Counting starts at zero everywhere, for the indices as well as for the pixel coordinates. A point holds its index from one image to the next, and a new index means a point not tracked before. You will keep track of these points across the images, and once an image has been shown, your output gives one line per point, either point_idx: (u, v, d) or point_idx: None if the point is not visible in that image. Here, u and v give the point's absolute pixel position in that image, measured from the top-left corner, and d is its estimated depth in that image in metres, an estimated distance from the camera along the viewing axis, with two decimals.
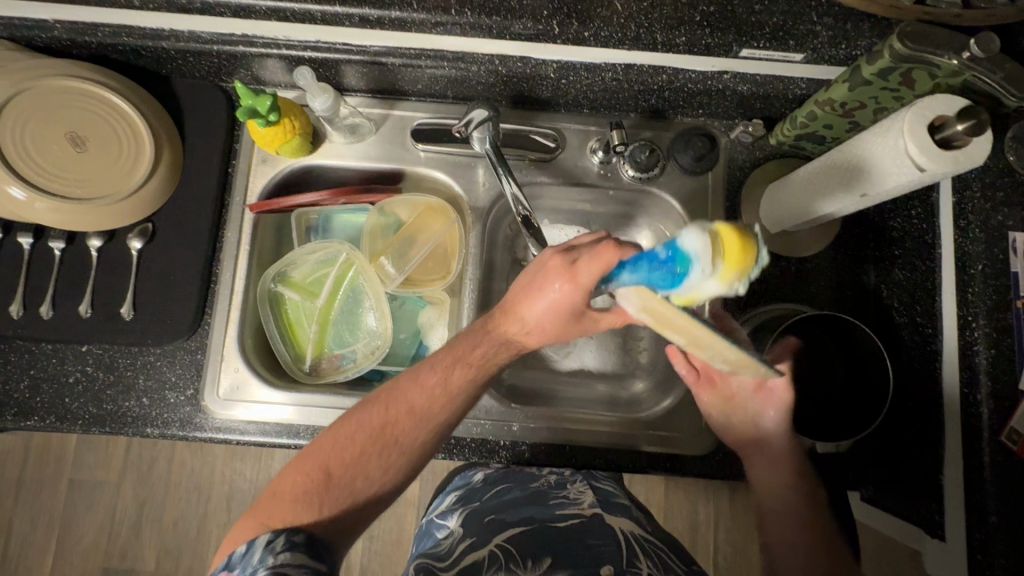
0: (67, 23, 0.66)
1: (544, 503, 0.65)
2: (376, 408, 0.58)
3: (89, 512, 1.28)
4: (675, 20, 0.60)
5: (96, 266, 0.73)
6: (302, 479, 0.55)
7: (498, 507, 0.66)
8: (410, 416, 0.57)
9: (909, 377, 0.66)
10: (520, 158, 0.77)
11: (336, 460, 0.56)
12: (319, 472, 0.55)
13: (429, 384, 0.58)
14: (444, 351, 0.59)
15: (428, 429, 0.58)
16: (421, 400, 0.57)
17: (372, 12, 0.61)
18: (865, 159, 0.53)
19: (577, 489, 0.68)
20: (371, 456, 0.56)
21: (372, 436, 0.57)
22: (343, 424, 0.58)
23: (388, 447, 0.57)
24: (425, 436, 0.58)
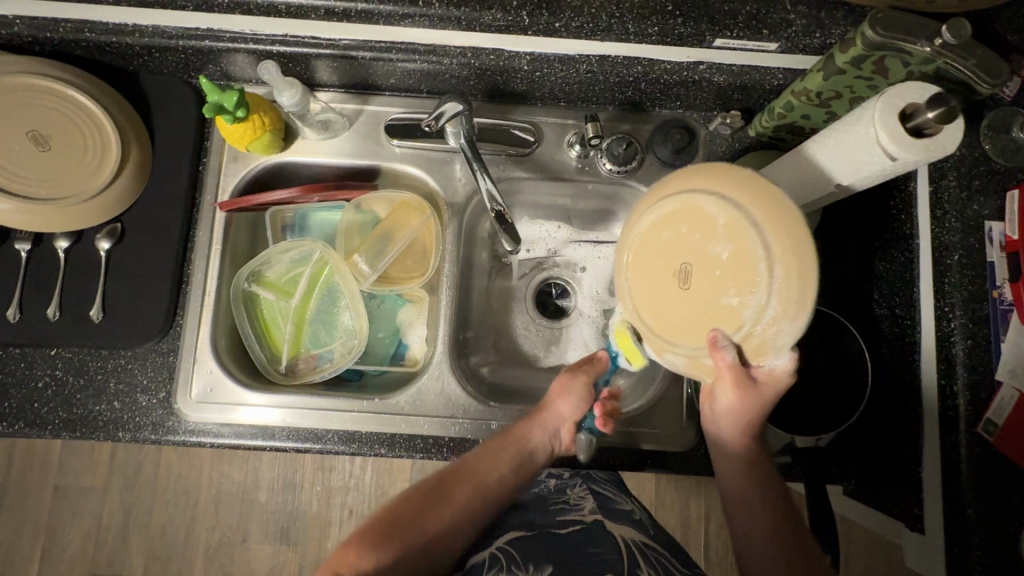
0: (28, 18, 0.64)
1: (544, 508, 0.68)
2: (449, 489, 0.60)
3: (75, 518, 1.27)
4: (647, 10, 0.60)
5: (64, 269, 0.72)
6: (371, 529, 0.58)
7: (501, 510, 0.68)
8: (474, 482, 0.61)
9: (888, 368, 0.65)
10: (498, 154, 0.76)
11: (405, 513, 0.59)
12: (390, 527, 0.58)
13: (485, 460, 0.62)
14: (505, 436, 0.63)
15: (491, 499, 0.61)
16: (480, 469, 0.62)
17: (337, 5, 0.60)
18: (839, 147, 0.52)
19: (578, 494, 0.69)
20: (440, 519, 0.59)
21: (435, 495, 0.60)
22: (418, 489, 0.61)
23: (454, 505, 0.60)
24: (487, 504, 0.61)
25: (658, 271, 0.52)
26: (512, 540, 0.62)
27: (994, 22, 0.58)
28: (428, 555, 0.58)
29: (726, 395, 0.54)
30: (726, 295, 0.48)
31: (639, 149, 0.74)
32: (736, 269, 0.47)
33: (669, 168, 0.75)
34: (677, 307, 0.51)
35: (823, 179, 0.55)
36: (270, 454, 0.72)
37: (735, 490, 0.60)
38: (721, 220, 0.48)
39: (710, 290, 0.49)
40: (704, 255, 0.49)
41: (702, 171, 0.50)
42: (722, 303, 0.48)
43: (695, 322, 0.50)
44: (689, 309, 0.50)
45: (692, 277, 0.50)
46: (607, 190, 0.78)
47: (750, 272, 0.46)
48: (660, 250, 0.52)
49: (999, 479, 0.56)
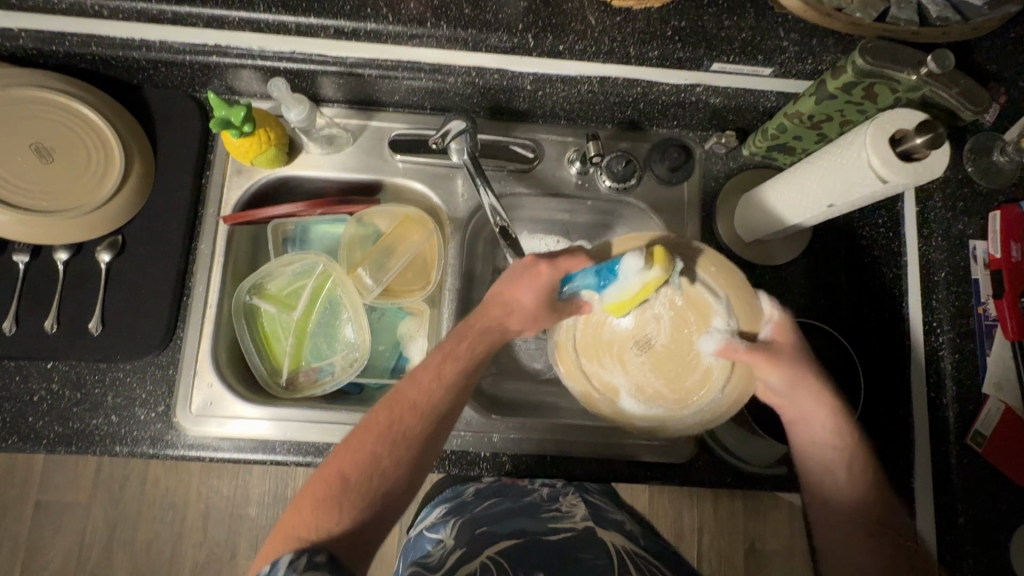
0: (34, 32, 0.65)
1: (537, 516, 0.67)
2: (381, 415, 0.55)
3: (58, 535, 1.23)
4: (647, 34, 0.61)
5: (62, 281, 0.71)
6: (318, 490, 0.51)
7: (491, 518, 0.67)
8: (410, 405, 0.55)
9: (879, 381, 0.68)
10: (499, 169, 0.78)
11: (354, 464, 0.52)
12: (347, 485, 0.51)
13: (427, 382, 0.57)
14: (432, 353, 0.59)
15: (436, 422, 0.55)
16: (419, 394, 0.56)
17: (346, 23, 0.60)
18: (830, 171, 0.54)
19: (570, 502, 0.72)
20: (390, 451, 0.53)
21: (382, 431, 0.54)
22: (355, 431, 0.55)
23: (400, 434, 0.54)
24: (429, 431, 0.55)
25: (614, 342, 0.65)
26: (504, 548, 0.61)
27: (974, 53, 0.61)
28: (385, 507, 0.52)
29: (773, 376, 0.59)
30: (701, 357, 0.63)
31: (637, 167, 0.76)
32: (697, 316, 0.62)
33: (666, 185, 0.77)
34: (637, 372, 0.64)
35: (816, 201, 0.58)
36: (270, 468, 0.72)
37: (805, 443, 0.60)
38: (715, 318, 0.62)
39: (678, 354, 0.63)
40: (668, 334, 0.64)
41: (729, 275, 0.62)
42: (699, 368, 0.63)
43: (676, 376, 0.63)
44: (667, 360, 0.64)
45: (656, 342, 0.64)
46: (606, 205, 0.80)
47: (708, 373, 0.62)
48: (601, 331, 0.65)
49: (989, 489, 0.58)
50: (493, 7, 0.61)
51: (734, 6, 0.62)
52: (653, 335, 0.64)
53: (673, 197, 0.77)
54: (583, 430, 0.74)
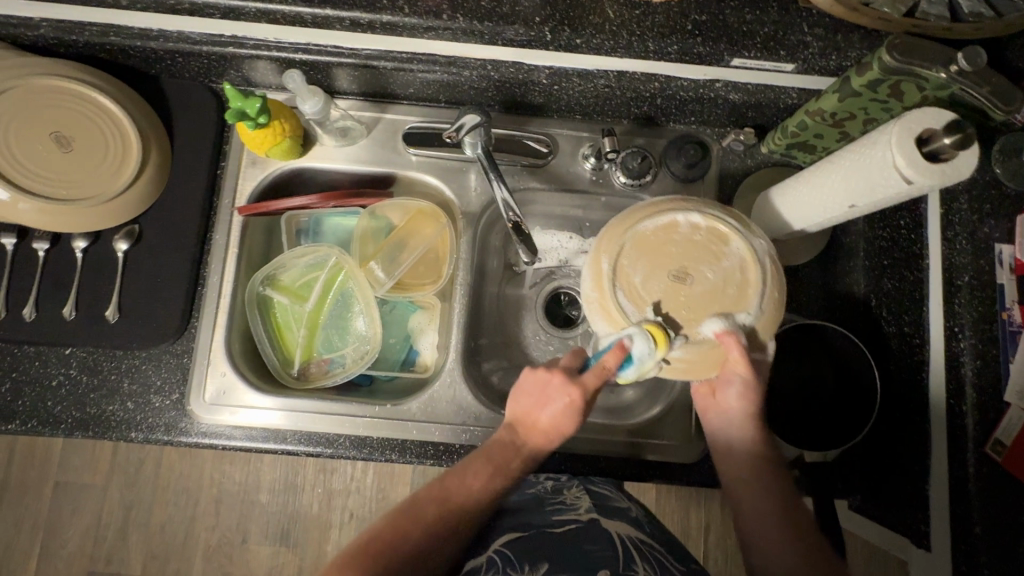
0: (54, 21, 0.65)
1: (541, 509, 0.66)
2: (429, 505, 0.57)
3: (75, 515, 1.26)
4: (666, 28, 0.60)
5: (80, 269, 0.72)
6: (343, 571, 0.52)
7: (496, 512, 0.67)
8: (456, 508, 0.57)
9: (897, 385, 0.67)
10: (512, 164, 0.77)
11: (406, 533, 0.55)
12: (399, 551, 0.54)
13: (478, 488, 0.58)
14: (483, 458, 0.58)
15: (470, 521, 0.57)
16: (463, 492, 0.57)
17: (362, 15, 0.60)
18: (854, 171, 0.53)
19: (574, 494, 0.68)
20: (444, 522, 0.56)
21: (432, 524, 0.56)
22: (394, 529, 0.56)
23: (433, 536, 0.56)
24: (464, 522, 0.57)
25: (660, 249, 0.55)
26: (508, 543, 0.61)
27: (1006, 50, 0.59)
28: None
29: (733, 387, 0.56)
30: (712, 322, 0.52)
31: (653, 163, 0.75)
32: (735, 296, 0.53)
33: (682, 182, 0.76)
34: (652, 283, 0.54)
35: (836, 202, 0.57)
36: (281, 457, 0.73)
37: (736, 459, 0.60)
38: (749, 307, 0.53)
39: (699, 307, 0.53)
40: (699, 272, 0.54)
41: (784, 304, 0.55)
42: (694, 321, 0.53)
43: (679, 319, 0.53)
44: (683, 300, 0.53)
45: (689, 285, 0.54)
46: (620, 202, 0.79)
47: (693, 327, 0.52)
48: (662, 238, 0.55)
49: (1009, 500, 0.57)
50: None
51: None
52: (693, 275, 0.54)
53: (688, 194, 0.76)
54: (592, 427, 0.74)
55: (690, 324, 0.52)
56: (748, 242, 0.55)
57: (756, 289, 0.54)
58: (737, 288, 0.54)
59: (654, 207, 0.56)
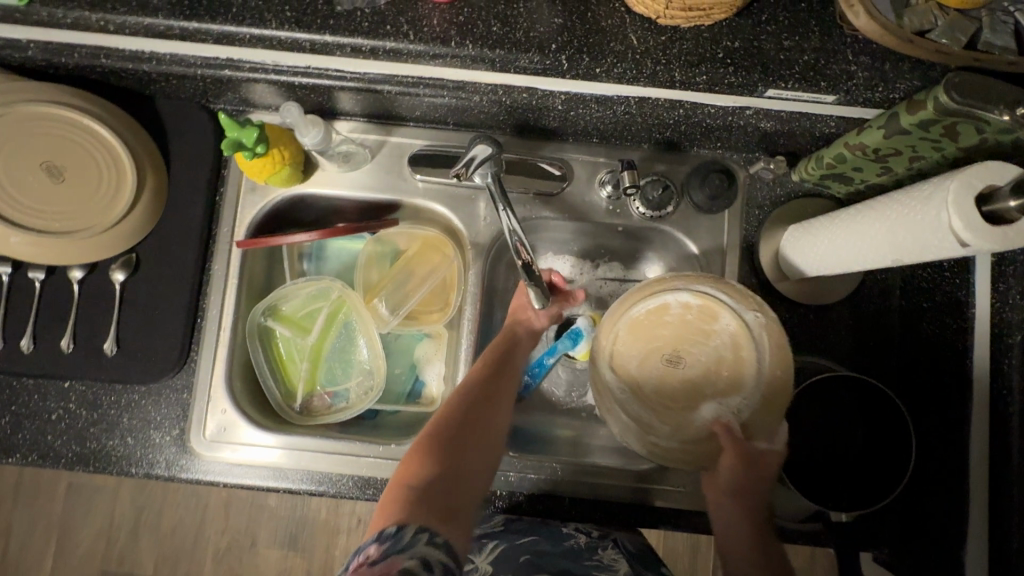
0: (42, 43, 0.61)
1: (580, 564, 0.63)
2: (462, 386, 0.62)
3: (87, 517, 1.27)
4: (696, 56, 0.55)
5: (77, 300, 0.70)
6: (415, 454, 0.56)
7: (532, 551, 0.64)
8: (479, 374, 0.63)
9: (933, 441, 0.62)
10: (524, 191, 0.73)
11: (456, 401, 0.60)
12: (453, 415, 0.59)
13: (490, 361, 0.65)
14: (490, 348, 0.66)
15: (499, 381, 0.63)
16: (485, 364, 0.64)
17: (364, 42, 0.55)
18: (902, 224, 0.48)
19: (611, 556, 0.66)
20: (480, 381, 0.62)
21: (464, 394, 0.61)
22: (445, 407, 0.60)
23: (474, 403, 0.60)
24: (496, 385, 0.63)
25: (651, 335, 0.58)
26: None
27: None
28: (477, 447, 0.58)
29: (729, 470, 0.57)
30: (706, 407, 0.57)
31: (675, 193, 0.70)
32: (730, 376, 0.57)
33: (707, 212, 0.71)
34: (645, 370, 0.58)
35: (881, 252, 0.51)
36: (283, 494, 0.71)
37: (729, 533, 0.60)
38: (743, 389, 0.56)
39: (693, 393, 0.57)
40: (693, 357, 0.58)
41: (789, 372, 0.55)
42: (691, 411, 0.57)
43: (673, 409, 0.58)
44: (675, 386, 0.58)
45: (683, 367, 0.58)
46: (638, 231, 0.75)
47: (688, 420, 0.58)
48: (653, 321, 0.58)
49: None
50: (525, 24, 0.55)
51: (797, 24, 0.55)
52: (685, 358, 0.58)
53: (712, 225, 0.72)
54: (604, 470, 0.71)
55: (684, 412, 0.57)
56: (737, 317, 0.56)
57: (754, 365, 0.56)
58: (732, 369, 0.57)
59: (640, 292, 0.59)
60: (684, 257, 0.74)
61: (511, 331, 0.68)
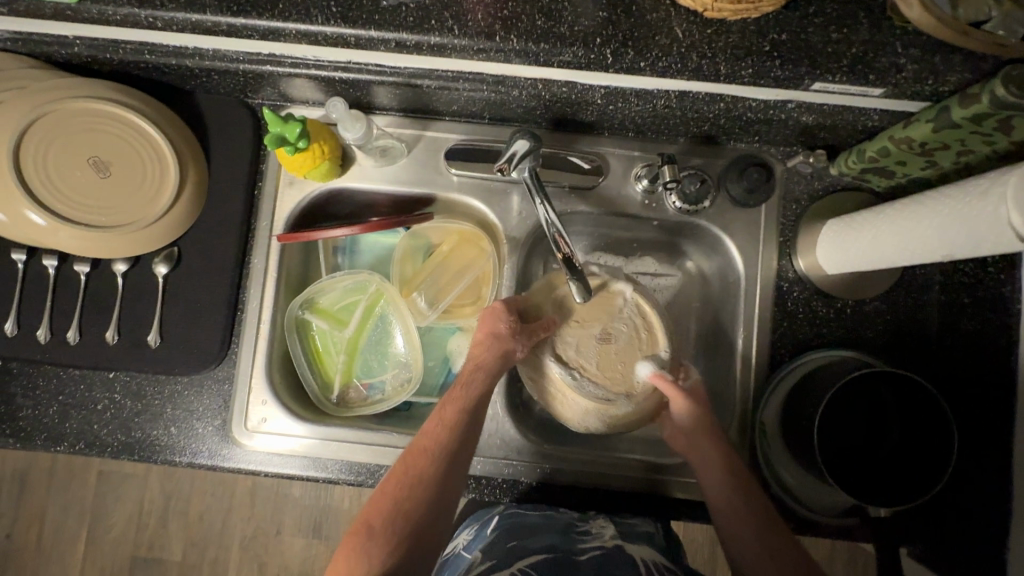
0: (88, 39, 0.62)
1: (566, 534, 0.64)
2: (415, 447, 0.60)
3: (118, 503, 1.30)
4: (742, 50, 0.54)
5: (121, 292, 0.71)
6: (361, 530, 0.55)
7: (522, 532, 0.64)
8: (429, 453, 0.59)
9: (972, 437, 0.62)
10: (559, 185, 0.73)
11: (400, 486, 0.57)
12: (403, 483, 0.57)
13: (446, 417, 0.62)
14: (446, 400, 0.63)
15: (451, 460, 0.59)
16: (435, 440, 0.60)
17: (408, 37, 0.55)
18: (956, 219, 0.47)
19: (599, 524, 0.67)
20: (429, 464, 0.59)
21: (417, 459, 0.59)
22: (396, 472, 0.59)
23: (426, 468, 0.58)
24: (448, 466, 0.59)
25: (581, 319, 0.65)
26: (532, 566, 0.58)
27: None
28: (427, 527, 0.56)
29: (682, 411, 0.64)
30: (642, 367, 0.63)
31: (711, 187, 0.70)
32: (650, 337, 0.64)
33: (743, 207, 0.71)
34: (583, 352, 0.63)
35: (931, 248, 0.51)
36: (322, 484, 0.73)
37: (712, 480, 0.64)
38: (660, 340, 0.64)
39: (627, 359, 0.63)
40: (628, 333, 0.64)
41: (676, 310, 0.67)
42: (630, 379, 0.63)
43: (619, 378, 0.63)
44: (614, 358, 0.63)
45: (615, 340, 0.64)
46: (673, 225, 0.75)
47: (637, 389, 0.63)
48: (579, 305, 0.65)
49: None
50: (569, 18, 0.55)
51: (845, 17, 0.54)
52: (616, 332, 0.64)
53: (748, 220, 0.72)
54: (638, 463, 0.72)
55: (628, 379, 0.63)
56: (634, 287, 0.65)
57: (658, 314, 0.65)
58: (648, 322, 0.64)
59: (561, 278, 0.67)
60: (719, 251, 0.74)
61: (485, 355, 0.64)
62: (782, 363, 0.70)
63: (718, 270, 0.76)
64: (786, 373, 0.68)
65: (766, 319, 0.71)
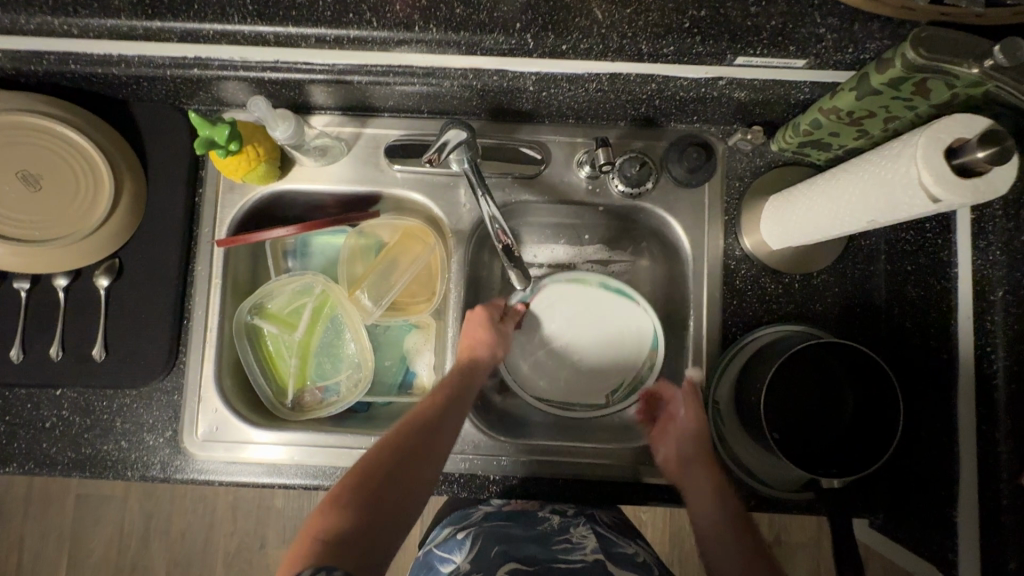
0: (11, 52, 0.60)
1: (546, 544, 0.65)
2: (409, 419, 0.61)
3: (98, 525, 1.29)
4: (662, 28, 0.54)
5: (63, 308, 0.70)
6: (344, 488, 0.55)
7: (503, 539, 0.66)
8: (426, 422, 0.61)
9: (920, 403, 0.62)
10: (503, 176, 0.73)
11: (396, 446, 0.58)
12: (396, 448, 0.58)
13: (438, 396, 0.64)
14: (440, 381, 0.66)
15: (440, 437, 0.61)
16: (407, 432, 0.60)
17: (328, 32, 0.55)
18: (874, 185, 0.48)
19: (580, 533, 0.68)
20: (424, 432, 0.60)
21: (411, 429, 0.60)
22: (387, 438, 0.59)
23: (417, 439, 0.59)
24: (437, 444, 0.60)
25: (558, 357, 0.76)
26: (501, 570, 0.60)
27: None
28: (402, 501, 0.56)
29: (692, 443, 0.67)
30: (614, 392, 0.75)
31: (653, 169, 0.70)
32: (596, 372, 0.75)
33: (686, 188, 0.71)
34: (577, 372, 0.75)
35: (854, 215, 0.51)
36: (280, 490, 0.72)
37: (699, 468, 0.66)
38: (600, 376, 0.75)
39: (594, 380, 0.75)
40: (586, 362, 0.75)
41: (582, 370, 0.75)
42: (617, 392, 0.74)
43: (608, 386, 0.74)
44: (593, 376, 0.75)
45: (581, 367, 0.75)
46: (620, 210, 0.75)
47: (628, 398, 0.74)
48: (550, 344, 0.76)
49: None
50: (488, 5, 0.55)
51: None
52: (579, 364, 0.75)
53: (693, 200, 0.72)
54: (596, 449, 0.71)
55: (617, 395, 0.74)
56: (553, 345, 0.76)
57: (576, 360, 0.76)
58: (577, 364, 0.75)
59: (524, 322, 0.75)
60: (666, 234, 0.74)
61: (478, 355, 0.67)
62: (731, 340, 0.71)
63: (668, 252, 0.76)
64: (735, 351, 0.68)
65: (715, 298, 0.71)
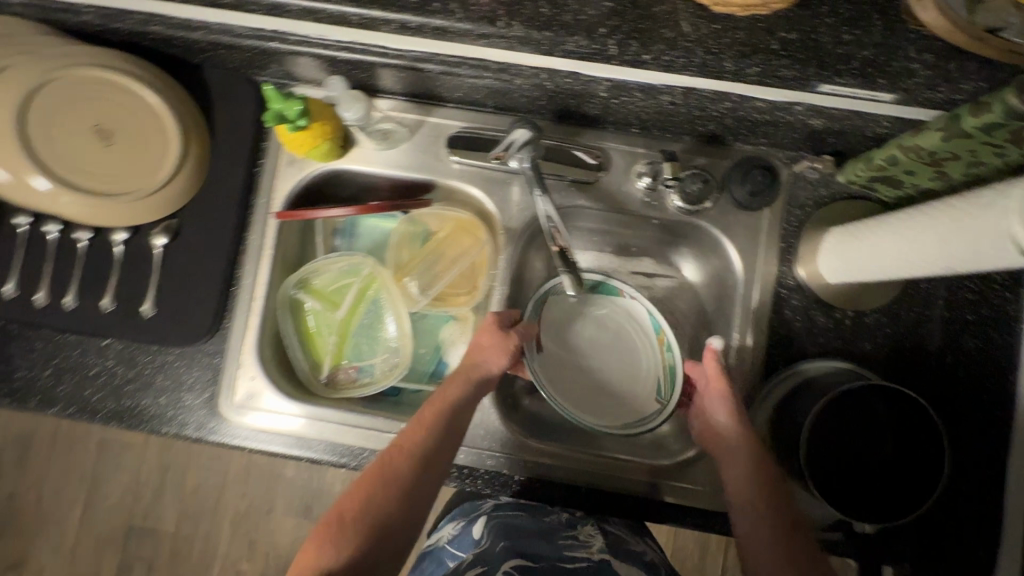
0: (100, 8, 0.62)
1: (554, 541, 0.67)
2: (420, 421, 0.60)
3: (116, 472, 1.32)
4: (749, 47, 0.53)
5: (119, 261, 0.72)
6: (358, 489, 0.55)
7: (511, 533, 0.67)
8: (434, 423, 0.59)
9: (966, 457, 0.61)
10: (559, 178, 0.73)
11: (403, 450, 0.57)
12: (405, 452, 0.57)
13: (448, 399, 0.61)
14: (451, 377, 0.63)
15: (449, 440, 0.59)
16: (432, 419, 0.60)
17: (412, 19, 0.56)
18: (959, 230, 0.46)
19: (588, 532, 0.70)
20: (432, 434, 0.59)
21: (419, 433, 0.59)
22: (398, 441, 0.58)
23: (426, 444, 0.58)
24: (445, 448, 0.59)
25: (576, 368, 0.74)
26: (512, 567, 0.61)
27: None
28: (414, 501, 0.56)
29: (723, 406, 0.63)
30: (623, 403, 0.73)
31: (714, 188, 0.69)
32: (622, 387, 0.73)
33: (745, 210, 0.70)
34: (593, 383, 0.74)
35: (931, 259, 0.50)
36: (306, 464, 0.73)
37: (738, 476, 0.60)
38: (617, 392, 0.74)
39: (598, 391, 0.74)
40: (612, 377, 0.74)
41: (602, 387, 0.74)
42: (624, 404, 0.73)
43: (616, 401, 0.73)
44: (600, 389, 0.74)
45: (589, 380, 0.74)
46: (673, 225, 0.74)
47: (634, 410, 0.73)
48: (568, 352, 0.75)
49: None
50: (574, 7, 0.54)
51: (859, 17, 0.52)
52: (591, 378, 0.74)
53: (750, 223, 0.70)
54: (622, 462, 0.71)
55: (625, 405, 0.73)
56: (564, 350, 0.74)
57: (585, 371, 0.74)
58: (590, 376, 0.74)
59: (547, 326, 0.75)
60: (718, 254, 0.73)
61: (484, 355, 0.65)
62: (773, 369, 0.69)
63: (716, 273, 0.75)
64: (776, 380, 0.67)
65: (761, 325, 0.70)
